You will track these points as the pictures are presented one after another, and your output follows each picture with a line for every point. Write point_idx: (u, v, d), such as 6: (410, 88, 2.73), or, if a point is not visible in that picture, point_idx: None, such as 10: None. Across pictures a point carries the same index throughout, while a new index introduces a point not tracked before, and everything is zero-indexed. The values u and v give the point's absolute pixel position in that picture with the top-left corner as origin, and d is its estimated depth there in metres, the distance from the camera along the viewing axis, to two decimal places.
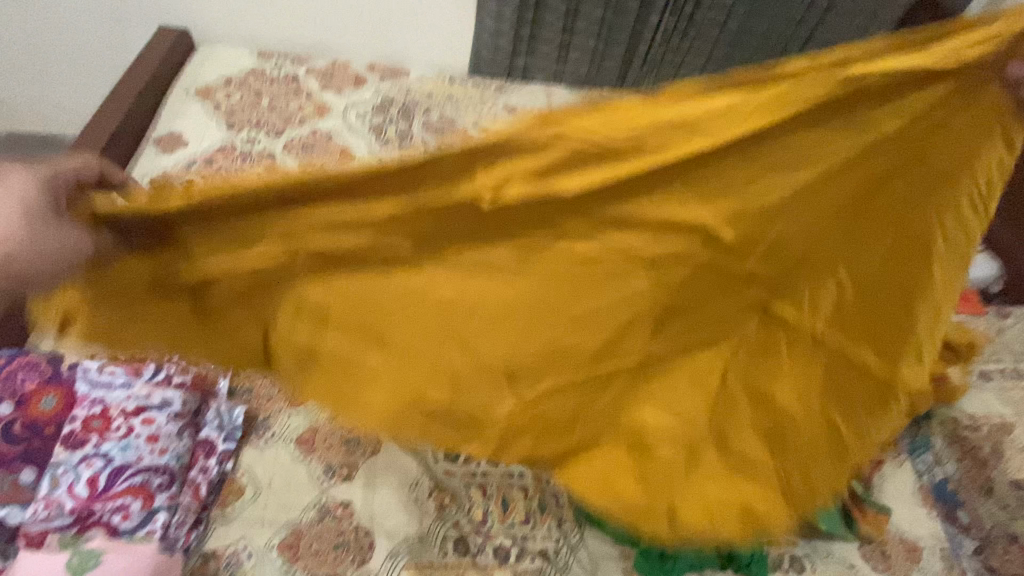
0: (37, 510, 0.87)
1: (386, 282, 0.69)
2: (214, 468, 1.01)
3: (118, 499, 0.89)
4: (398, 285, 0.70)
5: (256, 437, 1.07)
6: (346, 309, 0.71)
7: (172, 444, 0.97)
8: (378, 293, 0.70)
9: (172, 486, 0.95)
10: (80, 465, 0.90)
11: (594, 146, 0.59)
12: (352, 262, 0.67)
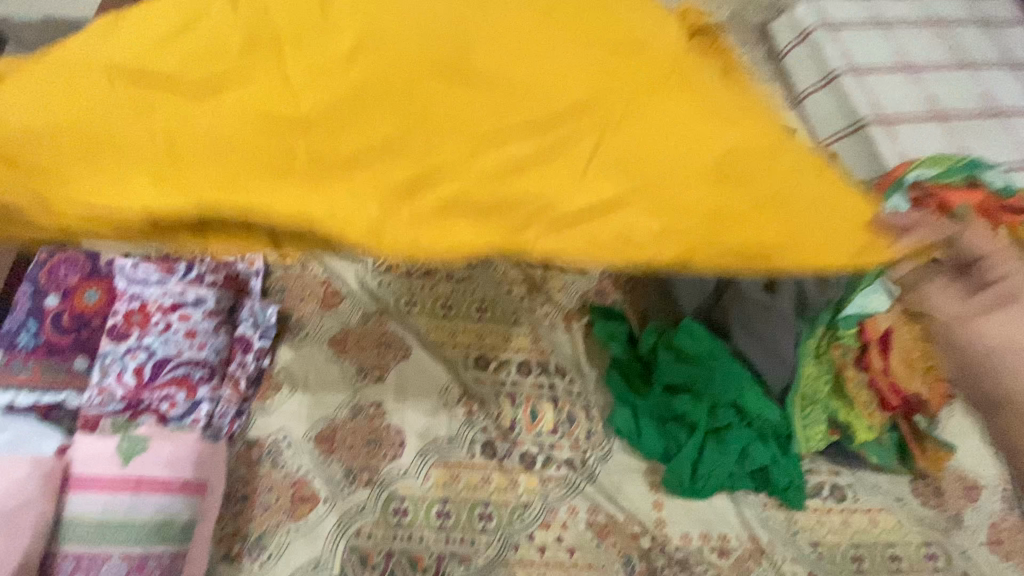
0: (91, 395, 0.92)
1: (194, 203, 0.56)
2: (252, 364, 1.04)
3: (164, 389, 0.94)
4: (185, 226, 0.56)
5: (292, 335, 1.09)
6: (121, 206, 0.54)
7: (210, 341, 1.00)
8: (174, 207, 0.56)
9: (214, 380, 0.99)
10: (126, 356, 0.94)
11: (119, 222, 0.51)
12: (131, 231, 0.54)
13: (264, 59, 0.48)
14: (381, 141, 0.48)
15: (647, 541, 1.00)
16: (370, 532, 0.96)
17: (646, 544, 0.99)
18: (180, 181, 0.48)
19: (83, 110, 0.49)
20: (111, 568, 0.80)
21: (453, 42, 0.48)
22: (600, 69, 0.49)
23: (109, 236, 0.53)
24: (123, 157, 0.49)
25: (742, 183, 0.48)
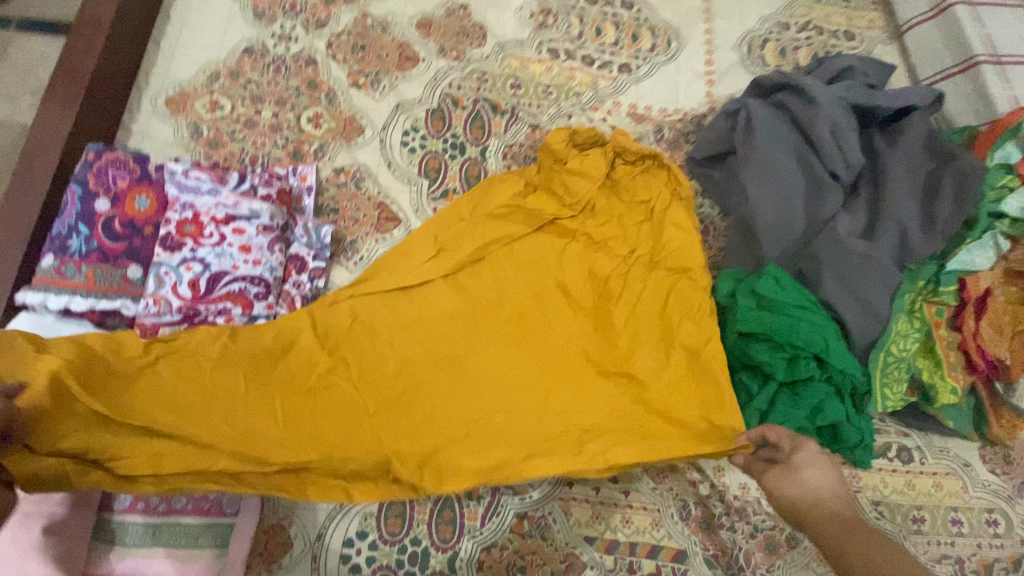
0: (147, 304, 0.88)
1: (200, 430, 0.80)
2: (307, 284, 0.97)
3: (220, 304, 0.90)
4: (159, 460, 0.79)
5: (346, 258, 1.03)
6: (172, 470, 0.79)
7: (265, 257, 0.93)
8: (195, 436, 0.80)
9: (270, 297, 0.93)
10: (181, 267, 0.89)
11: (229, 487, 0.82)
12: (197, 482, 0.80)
13: (335, 380, 0.90)
14: (411, 377, 0.92)
15: (704, 487, 0.96)
16: None
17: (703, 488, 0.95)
18: (200, 455, 0.80)
19: (228, 437, 0.82)
20: (182, 501, 0.83)
21: (436, 334, 0.95)
22: (533, 345, 0.97)
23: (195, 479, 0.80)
24: (237, 453, 0.81)
25: (654, 412, 0.92)
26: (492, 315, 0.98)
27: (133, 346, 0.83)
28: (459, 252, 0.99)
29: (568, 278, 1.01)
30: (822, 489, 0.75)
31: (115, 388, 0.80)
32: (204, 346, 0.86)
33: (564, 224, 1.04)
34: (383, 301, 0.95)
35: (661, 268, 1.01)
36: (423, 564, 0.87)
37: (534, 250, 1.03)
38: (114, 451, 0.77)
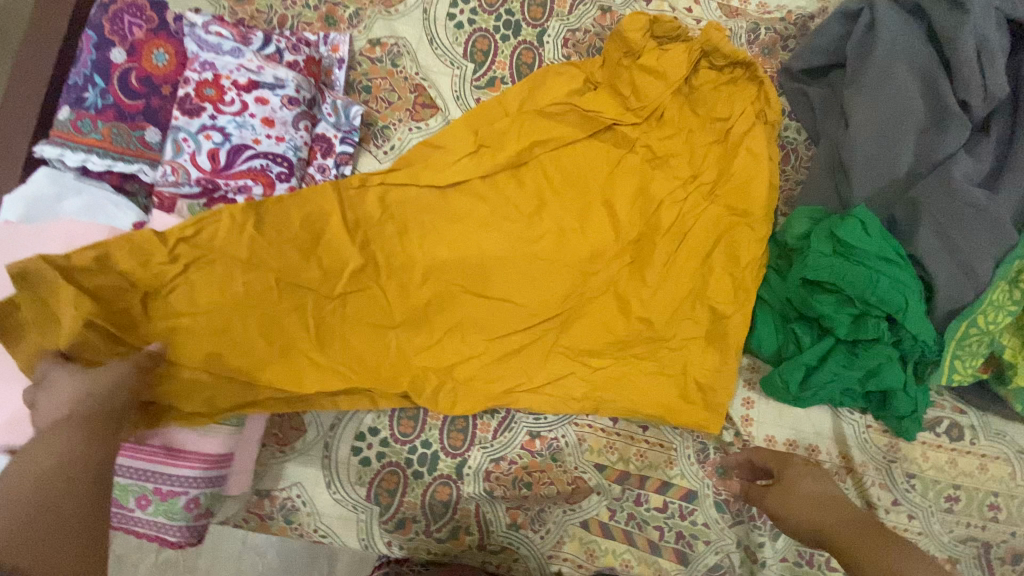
0: (164, 172, 0.81)
1: (224, 341, 0.76)
2: (333, 170, 0.88)
3: (240, 180, 0.82)
4: (190, 376, 0.75)
5: (375, 146, 0.93)
6: (200, 380, 0.75)
7: (290, 134, 0.84)
8: (220, 349, 0.76)
9: (293, 179, 0.85)
10: (199, 135, 0.81)
11: (246, 402, 0.77)
12: (218, 390, 0.75)
13: (366, 283, 0.83)
14: (438, 285, 0.86)
15: (728, 437, 0.88)
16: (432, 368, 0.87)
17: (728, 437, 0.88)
18: (208, 353, 0.75)
19: (262, 339, 0.77)
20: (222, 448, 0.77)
21: (470, 246, 0.88)
22: (575, 271, 0.88)
23: (224, 390, 0.75)
24: (279, 353, 0.78)
25: (675, 355, 0.86)
26: (530, 232, 0.89)
27: (160, 260, 0.74)
28: (502, 153, 0.90)
29: (621, 199, 0.89)
30: (823, 504, 0.69)
31: (156, 322, 0.74)
32: (231, 245, 0.76)
33: (625, 137, 0.91)
34: (415, 203, 0.88)
35: (723, 207, 0.89)
36: (431, 466, 0.85)
37: (585, 163, 0.91)
38: (182, 394, 0.74)
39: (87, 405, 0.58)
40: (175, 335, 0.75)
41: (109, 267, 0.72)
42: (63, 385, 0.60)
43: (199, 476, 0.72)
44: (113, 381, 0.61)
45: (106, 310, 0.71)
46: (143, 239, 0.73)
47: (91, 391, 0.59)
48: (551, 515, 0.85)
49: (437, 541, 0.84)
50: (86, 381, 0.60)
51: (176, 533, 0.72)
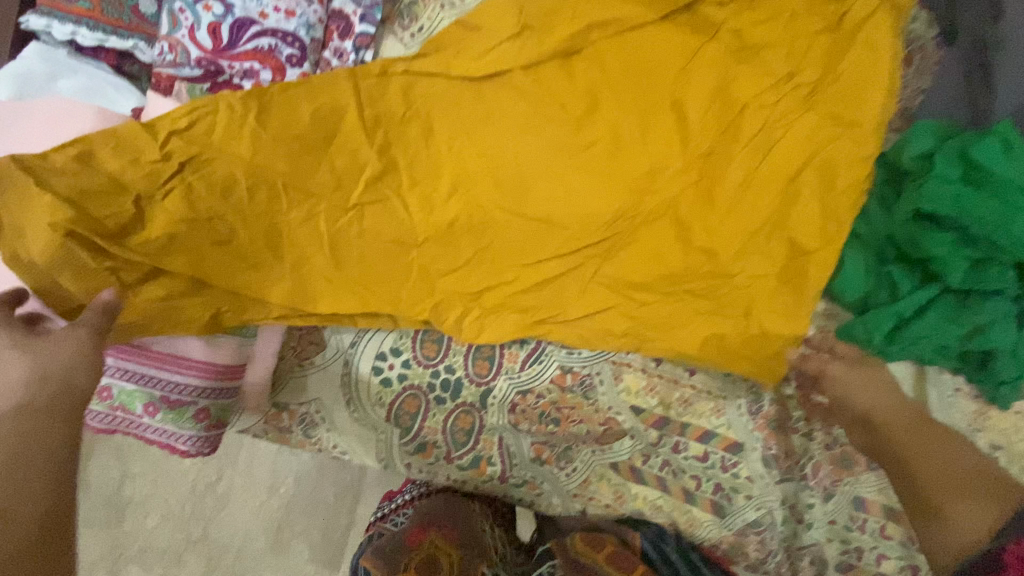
0: (161, 51, 0.69)
1: (238, 252, 0.65)
2: (351, 55, 0.75)
3: (245, 63, 0.70)
4: (205, 293, 0.65)
5: (399, 26, 0.78)
6: (215, 297, 0.65)
7: (301, 9, 0.71)
8: (235, 261, 0.65)
9: (307, 65, 0.73)
10: (197, 4, 0.68)
11: (271, 318, 0.68)
12: (240, 305, 0.66)
13: (385, 193, 0.74)
14: (468, 199, 0.76)
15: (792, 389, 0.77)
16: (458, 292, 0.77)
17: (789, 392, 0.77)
18: (222, 265, 0.64)
19: (267, 249, 0.67)
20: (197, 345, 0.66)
21: (506, 155, 0.76)
22: (628, 190, 0.75)
23: (247, 306, 0.66)
24: (290, 275, 0.68)
25: (744, 295, 0.74)
26: (577, 141, 0.76)
27: (152, 158, 0.60)
28: (552, 37, 0.74)
29: (693, 103, 0.74)
30: (889, 393, 0.69)
31: (145, 230, 0.61)
32: (232, 145, 0.63)
33: (706, 22, 0.74)
34: (447, 98, 0.76)
35: (822, 113, 0.72)
36: (454, 393, 0.79)
37: (651, 55, 0.74)
38: (172, 316, 0.63)
39: (43, 392, 0.49)
40: (179, 241, 0.62)
41: (91, 166, 0.59)
42: (4, 363, 0.49)
43: (207, 386, 0.66)
44: (72, 360, 0.51)
45: (87, 221, 0.58)
46: (129, 131, 0.60)
47: (45, 371, 0.49)
48: (578, 454, 0.79)
49: (458, 466, 0.80)
50: (37, 361, 0.50)
51: (188, 444, 0.68)
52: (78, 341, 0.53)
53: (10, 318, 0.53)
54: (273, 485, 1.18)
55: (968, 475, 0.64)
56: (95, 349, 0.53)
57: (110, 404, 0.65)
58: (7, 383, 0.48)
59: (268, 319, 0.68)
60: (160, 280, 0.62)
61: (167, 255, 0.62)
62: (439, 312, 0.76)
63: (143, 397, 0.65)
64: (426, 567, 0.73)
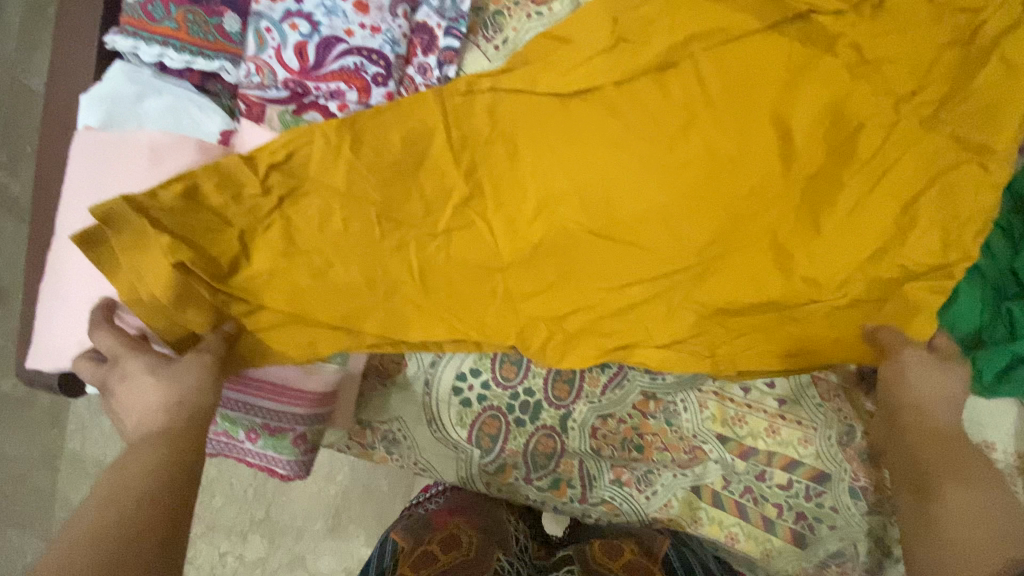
0: (247, 71, 0.67)
1: (335, 284, 0.65)
2: (435, 71, 0.72)
3: (331, 83, 0.68)
4: (302, 325, 0.65)
5: (483, 37, 0.74)
6: (313, 329, 0.65)
7: (386, 24, 0.69)
8: (332, 293, 0.65)
9: (391, 83, 0.70)
10: (285, 24, 0.66)
11: (365, 346, 0.69)
12: (334, 336, 0.66)
13: (471, 218, 0.72)
14: (552, 220, 0.74)
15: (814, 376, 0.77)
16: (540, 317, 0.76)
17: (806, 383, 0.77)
18: (319, 298, 0.65)
19: (359, 278, 0.66)
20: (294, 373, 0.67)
21: (595, 176, 0.72)
22: (719, 213, 0.72)
23: (342, 336, 0.67)
24: (382, 303, 0.68)
25: (840, 326, 0.72)
26: (671, 162, 0.71)
27: (254, 193, 0.61)
28: (649, 49, 0.70)
29: (798, 121, 0.69)
30: (949, 401, 0.64)
31: (249, 265, 0.61)
32: (327, 176, 0.63)
33: (815, 35, 0.69)
34: (533, 115, 0.73)
35: (941, 134, 0.68)
36: (533, 415, 0.79)
37: (754, 68, 0.69)
38: (272, 342, 0.64)
39: (178, 417, 0.52)
40: (281, 278, 0.63)
41: (197, 202, 0.59)
42: (145, 390, 0.53)
43: (306, 413, 0.68)
44: (199, 385, 0.55)
45: (198, 259, 0.59)
46: (232, 163, 0.59)
47: (178, 397, 0.53)
48: (659, 478, 0.79)
49: (537, 488, 0.80)
50: (170, 387, 0.54)
51: (286, 468, 0.69)
52: (196, 364, 0.57)
53: (141, 346, 0.57)
54: (331, 473, 1.22)
55: (985, 506, 0.54)
56: (213, 371, 0.57)
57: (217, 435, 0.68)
58: (149, 410, 0.52)
59: (361, 347, 0.68)
60: (264, 314, 0.63)
61: (270, 290, 0.62)
62: (523, 336, 0.76)
63: (247, 425, 0.67)
64: (446, 544, 0.76)
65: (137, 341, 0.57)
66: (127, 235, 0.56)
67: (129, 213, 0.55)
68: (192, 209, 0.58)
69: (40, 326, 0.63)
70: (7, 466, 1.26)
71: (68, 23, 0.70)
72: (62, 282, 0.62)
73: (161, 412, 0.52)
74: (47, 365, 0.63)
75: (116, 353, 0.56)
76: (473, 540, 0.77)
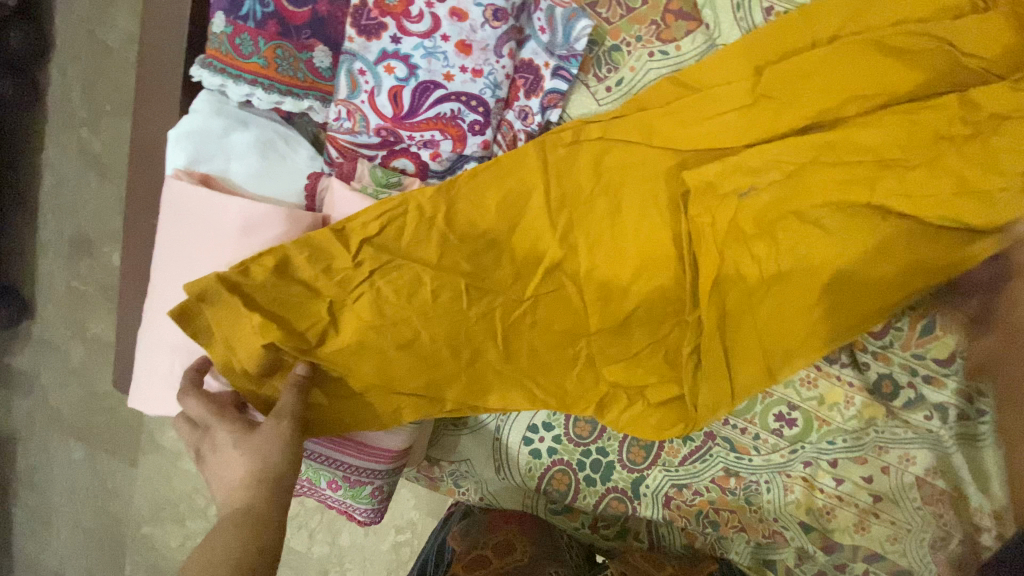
0: (338, 116, 0.62)
1: (418, 354, 0.62)
2: (537, 116, 0.65)
3: (424, 132, 0.62)
4: (383, 391, 0.63)
5: (595, 76, 0.66)
6: (395, 395, 0.64)
7: (489, 65, 0.61)
8: (412, 361, 0.62)
9: (488, 131, 0.63)
10: (380, 66, 0.60)
11: (443, 412, 0.66)
12: (414, 402, 0.64)
13: (562, 282, 0.64)
14: (653, 290, 0.64)
15: (921, 417, 0.68)
16: (625, 391, 0.66)
17: (911, 419, 0.69)
18: (403, 366, 0.62)
19: (446, 347, 0.63)
20: (373, 436, 0.67)
21: (707, 241, 0.62)
22: (833, 258, 0.60)
23: (423, 403, 0.65)
24: (464, 369, 0.64)
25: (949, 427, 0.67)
26: (787, 238, 0.61)
27: (344, 265, 0.60)
28: (795, 109, 0.60)
29: (959, 218, 0.58)
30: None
31: (341, 333, 0.61)
32: (418, 249, 0.61)
33: (994, 113, 0.57)
34: (645, 172, 0.63)
35: None
36: (604, 475, 0.77)
37: (908, 147, 0.58)
38: (353, 407, 0.64)
39: (257, 492, 0.52)
40: (368, 345, 0.61)
41: (289, 273, 0.59)
42: (229, 463, 0.53)
43: (384, 470, 0.69)
44: (278, 457, 0.53)
45: (291, 332, 0.59)
46: (324, 239, 0.60)
47: (257, 472, 0.52)
48: (733, 545, 0.76)
49: (603, 536, 0.82)
50: (250, 462, 0.53)
51: (362, 514, 0.73)
52: (272, 427, 0.55)
53: (227, 414, 0.56)
54: None
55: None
56: (291, 437, 0.55)
57: (307, 487, 0.73)
58: (232, 485, 0.52)
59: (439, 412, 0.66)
60: (349, 380, 0.62)
61: (356, 357, 0.61)
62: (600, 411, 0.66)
63: (332, 481, 0.70)
64: (501, 549, 0.78)
65: (225, 407, 0.57)
66: (222, 312, 0.58)
67: (223, 292, 0.57)
68: (284, 283, 0.59)
69: (141, 371, 0.65)
70: (102, 400, 1.37)
71: (150, 45, 0.65)
72: (161, 336, 0.64)
73: (237, 482, 0.52)
74: (148, 408, 0.66)
75: (205, 419, 0.56)
76: (528, 548, 0.78)
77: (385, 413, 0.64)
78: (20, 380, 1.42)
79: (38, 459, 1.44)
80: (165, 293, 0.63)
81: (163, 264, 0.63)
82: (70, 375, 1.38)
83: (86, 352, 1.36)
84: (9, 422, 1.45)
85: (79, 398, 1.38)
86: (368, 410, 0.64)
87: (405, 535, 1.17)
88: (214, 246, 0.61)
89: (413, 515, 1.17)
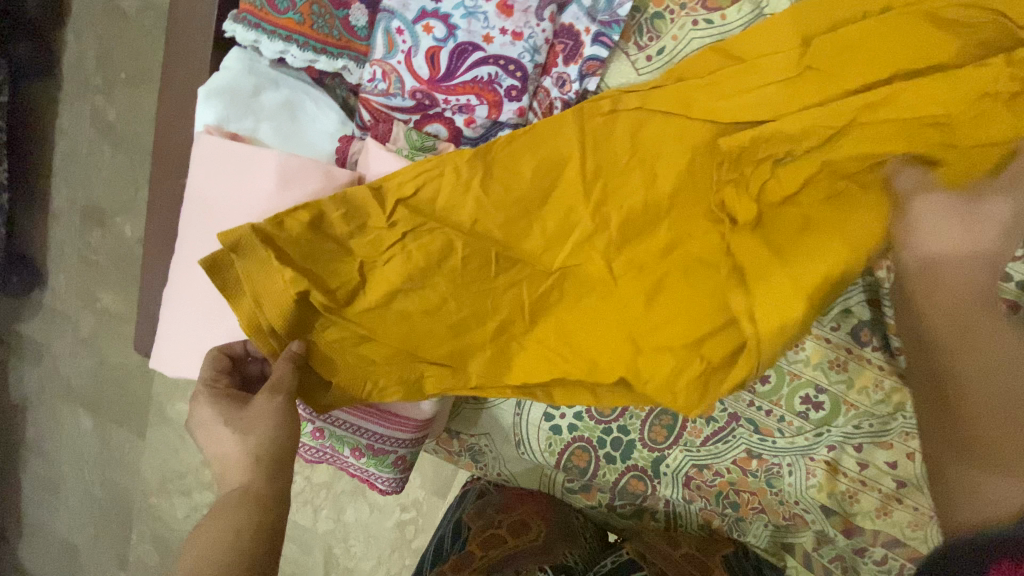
0: (374, 77, 0.61)
1: (443, 321, 0.61)
2: (575, 84, 0.63)
3: (459, 96, 0.60)
4: (406, 356, 0.63)
5: (635, 45, 0.65)
6: (419, 362, 0.63)
7: (529, 28, 0.60)
8: (438, 327, 0.62)
9: (525, 97, 0.62)
10: (420, 26, 0.59)
11: (466, 381, 0.65)
12: (438, 370, 0.64)
13: (591, 254, 0.63)
14: (683, 263, 0.62)
15: None
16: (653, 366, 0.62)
17: None
18: (428, 332, 0.62)
19: (472, 315, 0.62)
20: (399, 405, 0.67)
21: (742, 201, 0.60)
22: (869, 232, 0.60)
23: (448, 371, 0.64)
24: (489, 339, 0.63)
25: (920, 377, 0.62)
26: (826, 209, 0.60)
27: (377, 227, 0.60)
28: (840, 81, 0.58)
29: None
30: (964, 265, 0.59)
31: (371, 296, 0.60)
32: (452, 213, 0.60)
33: None
34: (683, 143, 0.61)
35: None
36: (624, 453, 0.77)
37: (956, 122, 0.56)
38: (376, 372, 0.63)
39: (254, 472, 0.51)
40: (395, 311, 0.61)
41: (317, 232, 0.58)
42: (224, 442, 0.53)
43: (409, 439, 0.69)
44: (272, 431, 0.53)
45: (319, 286, 0.58)
46: (361, 198, 0.59)
47: (254, 448, 0.52)
48: (750, 528, 0.76)
49: (619, 514, 0.82)
50: (245, 440, 0.52)
51: (384, 483, 0.74)
52: (261, 402, 0.54)
53: (218, 392, 0.56)
54: None
55: (996, 379, 0.56)
56: (284, 412, 0.54)
57: (326, 455, 0.73)
58: (229, 464, 0.52)
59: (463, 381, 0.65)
60: (375, 345, 0.62)
61: (382, 322, 0.61)
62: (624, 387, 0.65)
63: (358, 448, 0.69)
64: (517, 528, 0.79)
65: (218, 386, 0.57)
66: (254, 264, 0.56)
67: (257, 243, 0.56)
68: (315, 242, 0.58)
69: (167, 329, 0.65)
70: (111, 370, 1.37)
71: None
72: (187, 295, 0.64)
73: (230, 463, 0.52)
74: (171, 369, 0.66)
75: (196, 392, 0.56)
76: (543, 530, 0.79)
77: (408, 381, 0.64)
78: (30, 348, 1.42)
79: (47, 427, 1.44)
80: (193, 250, 0.62)
81: (197, 223, 0.62)
82: (80, 344, 1.38)
83: (96, 322, 1.35)
84: (19, 390, 1.45)
85: (87, 367, 1.38)
86: (391, 376, 0.63)
87: (409, 514, 1.16)
88: (245, 203, 0.60)
89: (419, 494, 1.17)
